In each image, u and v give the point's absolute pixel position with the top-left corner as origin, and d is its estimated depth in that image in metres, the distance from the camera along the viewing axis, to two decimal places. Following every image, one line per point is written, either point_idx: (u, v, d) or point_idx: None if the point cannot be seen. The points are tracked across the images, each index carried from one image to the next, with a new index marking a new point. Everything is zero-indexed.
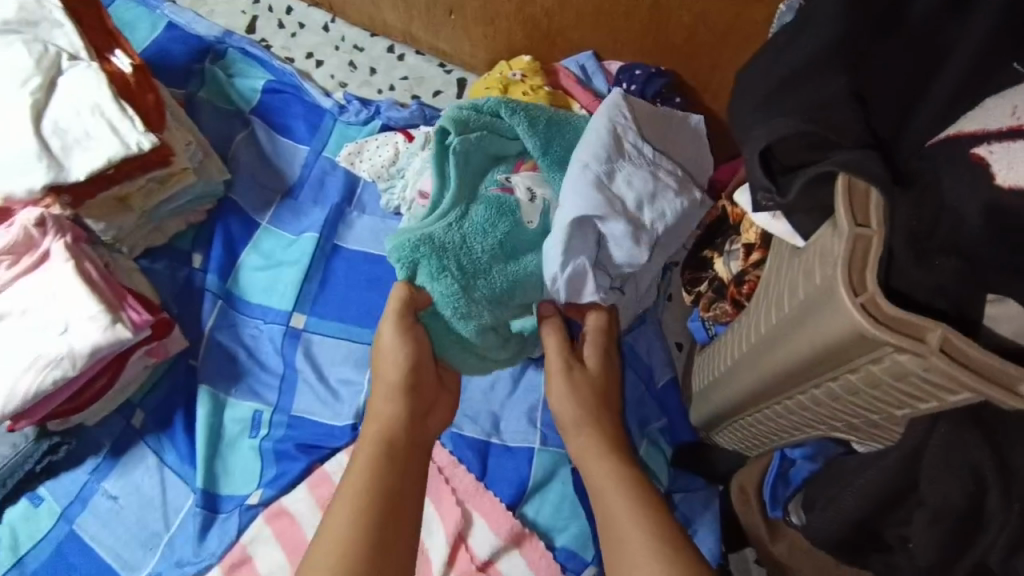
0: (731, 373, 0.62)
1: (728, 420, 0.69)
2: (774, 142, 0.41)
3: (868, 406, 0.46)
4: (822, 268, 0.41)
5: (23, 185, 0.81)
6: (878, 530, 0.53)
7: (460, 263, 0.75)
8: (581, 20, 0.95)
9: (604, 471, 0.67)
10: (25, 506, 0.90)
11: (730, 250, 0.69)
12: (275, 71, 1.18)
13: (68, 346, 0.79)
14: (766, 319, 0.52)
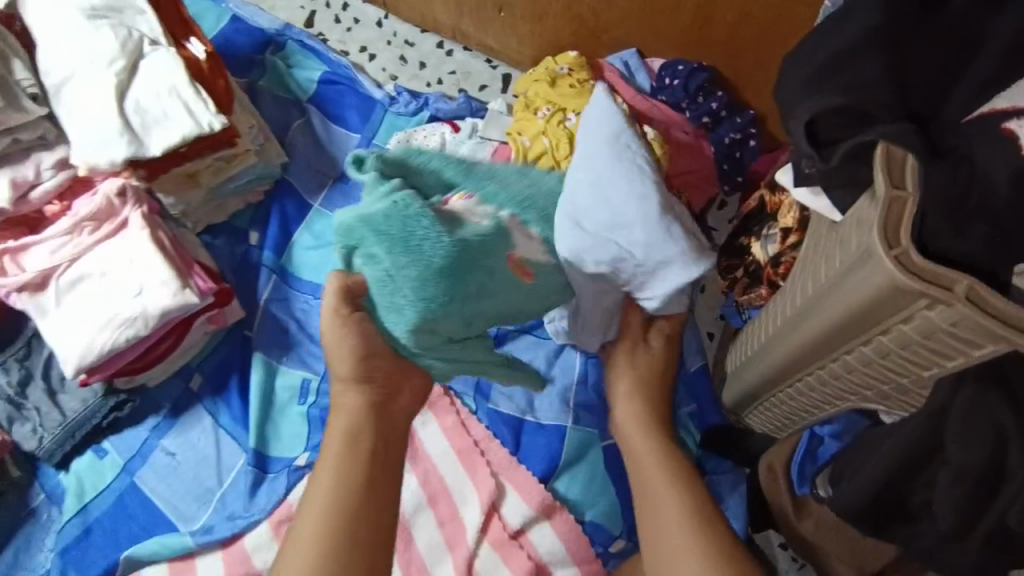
0: (763, 350, 0.66)
1: (759, 399, 0.72)
2: (816, 117, 0.44)
3: (898, 369, 0.50)
4: (859, 235, 0.45)
5: (106, 157, 0.87)
6: (905, 495, 0.56)
7: (393, 246, 0.62)
8: (627, 18, 0.99)
9: (648, 444, 0.75)
10: (91, 458, 0.96)
11: (767, 234, 0.72)
12: (330, 63, 1.24)
13: (142, 306, 0.85)
14: (800, 293, 0.56)
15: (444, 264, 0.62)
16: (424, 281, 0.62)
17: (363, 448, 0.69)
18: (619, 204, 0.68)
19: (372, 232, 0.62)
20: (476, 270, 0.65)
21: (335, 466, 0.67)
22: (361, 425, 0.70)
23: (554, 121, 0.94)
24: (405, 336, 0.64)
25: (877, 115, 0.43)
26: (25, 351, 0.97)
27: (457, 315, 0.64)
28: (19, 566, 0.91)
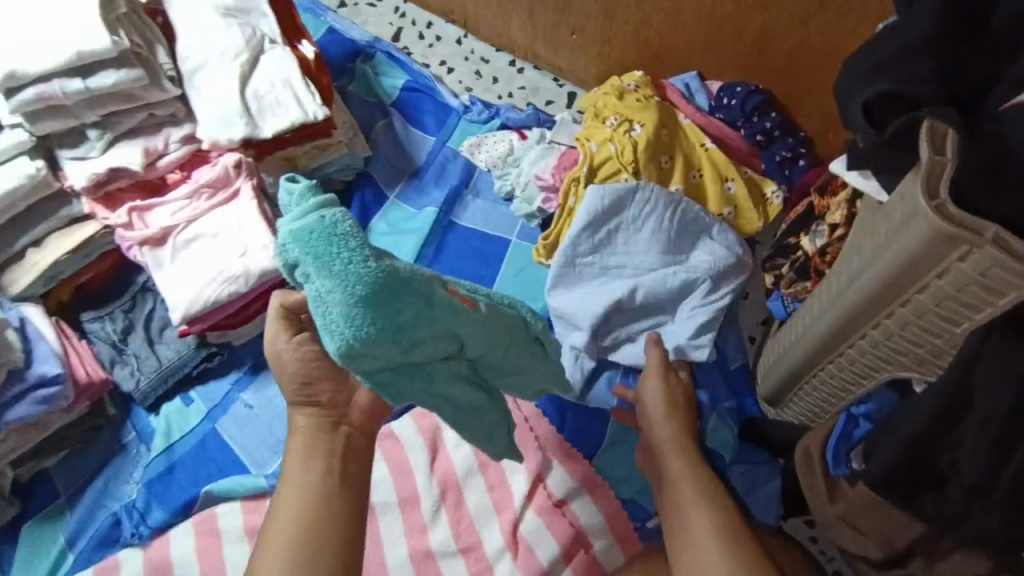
0: (806, 330, 0.76)
1: (802, 378, 0.83)
2: (870, 102, 0.55)
3: (934, 326, 0.62)
4: (904, 202, 0.57)
5: (226, 135, 0.99)
6: (935, 453, 0.62)
7: (321, 263, 0.60)
8: (689, 44, 1.10)
9: (680, 464, 0.85)
10: (179, 404, 1.06)
11: (815, 230, 0.82)
12: (412, 74, 1.38)
13: (245, 266, 0.96)
14: (841, 272, 0.68)
15: (373, 288, 0.61)
16: (349, 305, 0.61)
17: (316, 467, 0.73)
18: (622, 285, 1.01)
19: (302, 254, 0.61)
20: (409, 295, 0.64)
21: (296, 483, 0.72)
22: (314, 445, 0.74)
23: (621, 130, 1.03)
24: (338, 357, 0.63)
25: (925, 100, 0.53)
26: (130, 303, 1.08)
27: (390, 340, 0.64)
28: (108, 494, 1.00)
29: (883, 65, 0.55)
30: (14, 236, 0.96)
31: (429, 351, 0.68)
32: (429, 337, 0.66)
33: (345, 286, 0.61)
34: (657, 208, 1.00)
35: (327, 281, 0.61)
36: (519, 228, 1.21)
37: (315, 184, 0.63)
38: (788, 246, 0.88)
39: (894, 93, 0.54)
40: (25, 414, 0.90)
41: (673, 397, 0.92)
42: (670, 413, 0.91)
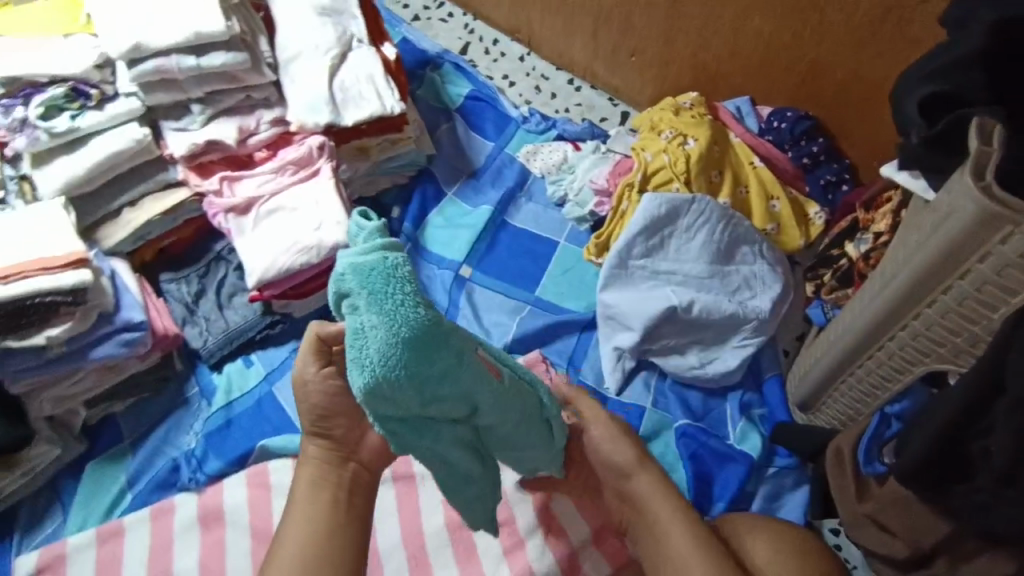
0: (847, 329, 0.84)
1: (841, 376, 0.90)
2: (930, 98, 0.67)
3: (970, 314, 0.70)
4: (951, 192, 0.65)
5: (313, 120, 1.08)
6: (964, 441, 0.66)
7: (375, 301, 0.59)
8: (743, 71, 1.18)
9: (669, 509, 0.78)
10: (240, 365, 1.13)
11: (859, 238, 1.00)
12: (476, 84, 1.47)
13: (319, 239, 1.04)
14: (885, 271, 0.76)
15: (415, 338, 0.60)
16: (390, 346, 0.59)
17: (324, 499, 0.74)
18: (672, 293, 1.07)
19: (358, 288, 0.59)
20: (445, 351, 0.63)
21: (301, 514, 0.73)
22: (322, 477, 0.75)
23: (675, 143, 1.11)
24: (360, 391, 0.62)
25: (975, 100, 0.66)
26: (204, 269, 1.16)
27: (413, 390, 0.63)
28: (168, 442, 1.07)
29: (940, 73, 0.67)
30: (114, 196, 1.05)
31: (443, 411, 0.67)
32: (448, 397, 0.66)
33: (390, 330, 0.59)
34: (709, 220, 1.07)
35: (374, 322, 0.59)
36: (568, 231, 1.28)
37: (385, 223, 0.61)
38: (830, 257, 1.06)
39: (946, 94, 0.67)
40: (110, 354, 0.96)
41: (634, 447, 0.83)
42: (638, 463, 0.82)
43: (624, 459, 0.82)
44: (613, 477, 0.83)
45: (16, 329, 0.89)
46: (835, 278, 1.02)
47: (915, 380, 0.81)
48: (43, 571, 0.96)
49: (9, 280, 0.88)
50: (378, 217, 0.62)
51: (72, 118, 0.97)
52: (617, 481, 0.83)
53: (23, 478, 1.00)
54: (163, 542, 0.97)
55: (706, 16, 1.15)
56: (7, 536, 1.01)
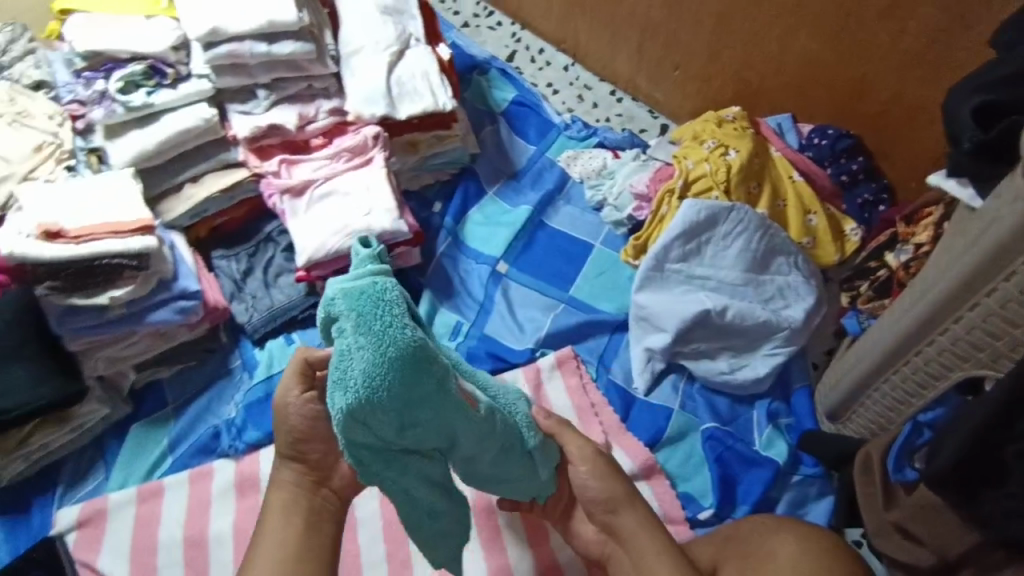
0: (882, 336, 0.86)
1: (874, 383, 0.91)
2: (982, 105, 0.70)
3: (1012, 317, 0.72)
4: (1004, 194, 0.68)
5: (369, 111, 1.13)
6: (999, 445, 0.68)
7: (364, 323, 0.61)
8: (787, 89, 1.21)
9: (655, 546, 0.80)
10: (281, 342, 1.16)
11: (899, 249, 1.05)
12: (521, 89, 1.51)
13: (368, 224, 1.08)
14: (927, 277, 0.79)
15: (403, 366, 0.63)
16: (374, 368, 0.62)
17: (296, 523, 0.78)
18: (700, 298, 1.10)
19: (352, 310, 0.62)
20: (427, 378, 0.66)
21: (273, 539, 0.77)
22: (295, 501, 0.79)
23: (717, 153, 1.14)
24: (340, 410, 0.65)
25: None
26: (253, 249, 1.21)
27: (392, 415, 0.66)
28: (210, 411, 1.11)
29: (994, 83, 0.70)
30: (177, 171, 1.10)
31: (416, 436, 0.70)
32: (423, 423, 0.69)
33: (375, 353, 0.62)
34: (747, 229, 1.10)
35: (360, 344, 0.62)
36: (605, 235, 1.31)
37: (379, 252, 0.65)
38: (867, 270, 1.11)
39: (997, 103, 0.69)
40: (165, 319, 1.01)
41: (622, 483, 0.85)
42: (627, 497, 0.84)
43: (609, 495, 0.84)
44: (595, 511, 0.85)
45: (83, 287, 0.95)
46: (871, 289, 1.08)
47: (950, 386, 0.82)
48: (85, 524, 0.99)
49: (79, 241, 0.93)
50: (378, 245, 0.66)
51: (148, 95, 1.03)
52: (601, 513, 0.85)
53: (72, 434, 1.04)
54: (200, 503, 1.01)
55: (755, 33, 1.18)
56: (52, 488, 1.05)
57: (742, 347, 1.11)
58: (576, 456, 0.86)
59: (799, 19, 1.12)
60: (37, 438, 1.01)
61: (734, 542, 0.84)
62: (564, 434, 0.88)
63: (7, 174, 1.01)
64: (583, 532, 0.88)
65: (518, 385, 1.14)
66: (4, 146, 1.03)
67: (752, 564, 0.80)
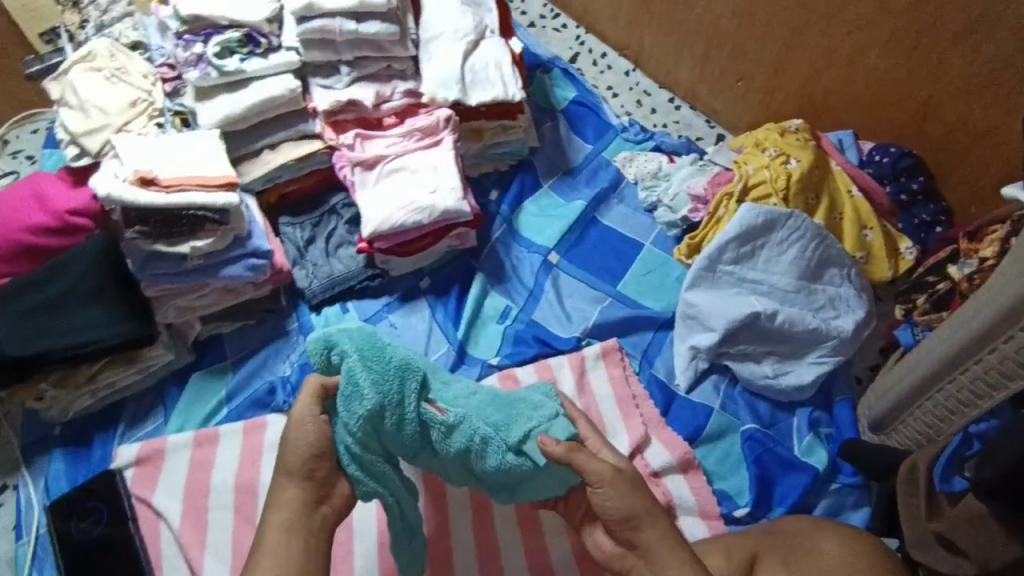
0: (940, 344, 0.88)
1: (927, 392, 0.93)
2: None
3: None
4: None
5: (442, 94, 1.17)
6: None
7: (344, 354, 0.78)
8: (852, 106, 1.24)
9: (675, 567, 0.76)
10: (337, 310, 1.21)
11: (964, 261, 1.03)
12: (581, 90, 1.51)
13: (433, 202, 1.12)
14: (993, 285, 0.80)
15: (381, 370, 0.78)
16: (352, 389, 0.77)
17: (295, 542, 0.77)
18: (744, 304, 1.12)
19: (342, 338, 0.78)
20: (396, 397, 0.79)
21: (271, 557, 0.75)
22: (296, 519, 0.78)
23: (778, 161, 1.19)
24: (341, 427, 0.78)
25: None
26: (318, 219, 1.24)
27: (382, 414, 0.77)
28: (266, 367, 1.15)
29: None
30: (256, 138, 1.15)
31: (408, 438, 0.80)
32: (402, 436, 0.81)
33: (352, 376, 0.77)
34: (803, 237, 1.12)
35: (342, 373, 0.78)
36: (656, 235, 1.32)
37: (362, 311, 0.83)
38: (924, 283, 1.08)
39: None
40: (237, 274, 1.07)
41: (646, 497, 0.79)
42: (651, 513, 0.79)
43: (631, 512, 0.78)
44: (616, 527, 0.80)
45: (167, 236, 1.01)
46: (927, 301, 1.05)
47: (1006, 398, 0.83)
48: (142, 462, 1.04)
49: (169, 190, 0.99)
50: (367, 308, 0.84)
51: (241, 61, 1.10)
52: (622, 529, 0.80)
53: (137, 375, 1.10)
54: (253, 453, 1.06)
55: (823, 48, 1.21)
56: (113, 426, 1.10)
57: (789, 352, 1.12)
58: (594, 476, 0.78)
59: (868, 38, 1.14)
60: (104, 376, 1.07)
61: (777, 536, 0.84)
62: (579, 454, 0.79)
63: (103, 124, 1.06)
64: (600, 539, 0.86)
65: (563, 371, 1.16)
66: (102, 98, 1.08)
67: (799, 560, 0.80)
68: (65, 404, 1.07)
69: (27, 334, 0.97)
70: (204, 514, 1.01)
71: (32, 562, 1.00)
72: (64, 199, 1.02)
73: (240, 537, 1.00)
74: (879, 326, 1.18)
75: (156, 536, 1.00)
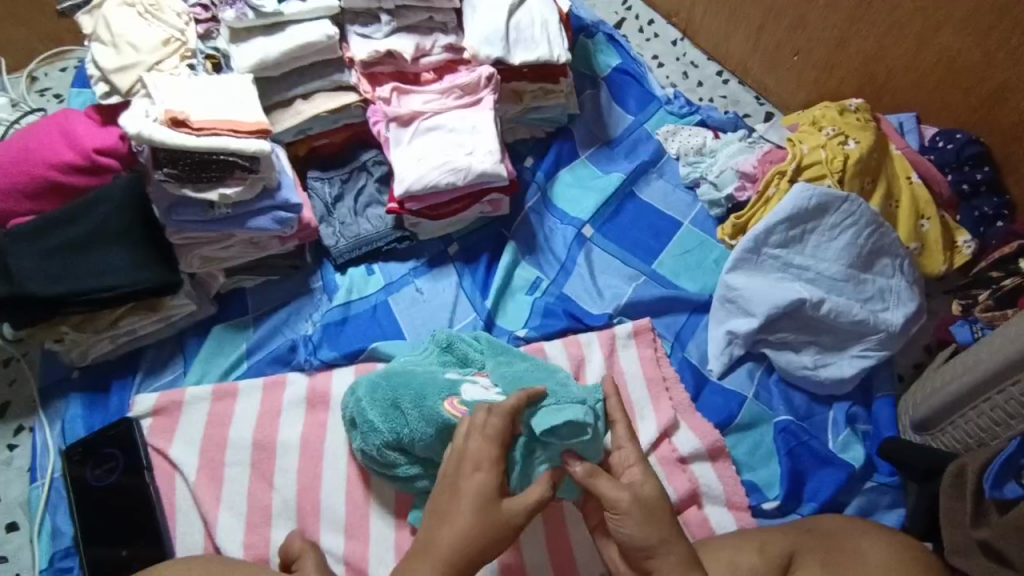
0: (1014, 338, 0.84)
1: (987, 392, 0.89)
2: None
3: None
4: None
5: (485, 51, 1.11)
6: None
7: (376, 390, 0.94)
8: (917, 88, 1.17)
9: None
10: (362, 272, 1.17)
11: None
12: (626, 57, 1.41)
13: (470, 163, 1.08)
14: None
15: (405, 391, 0.91)
16: (382, 412, 0.92)
17: None
18: (785, 292, 1.07)
19: (367, 380, 0.96)
20: (415, 408, 0.89)
21: None
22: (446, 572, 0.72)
23: (835, 141, 1.15)
24: (374, 448, 0.92)
25: None
26: (347, 175, 1.20)
27: (409, 430, 0.89)
28: (288, 325, 1.12)
29: None
30: (290, 86, 1.11)
31: (430, 440, 0.88)
32: (428, 439, 0.88)
33: (389, 402, 0.92)
34: (857, 223, 1.08)
35: (377, 402, 0.93)
36: (696, 214, 1.25)
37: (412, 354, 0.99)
38: (988, 279, 1.07)
39: None
40: (265, 227, 1.04)
41: (668, 524, 0.76)
42: (667, 542, 0.75)
43: (660, 539, 0.75)
44: (633, 556, 0.76)
45: (196, 181, 0.98)
46: (991, 298, 1.02)
47: None
48: (160, 412, 1.03)
49: (200, 133, 0.95)
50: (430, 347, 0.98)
51: (279, 3, 1.05)
52: (638, 557, 0.76)
53: (159, 324, 1.08)
54: (272, 410, 1.03)
55: (892, 22, 1.13)
56: (131, 373, 1.08)
57: (833, 343, 1.08)
58: (613, 503, 0.76)
59: (946, 13, 1.07)
60: (125, 322, 1.05)
61: (817, 534, 0.81)
62: (598, 478, 0.77)
63: (135, 61, 1.02)
64: (616, 560, 0.81)
65: (592, 349, 1.10)
66: (134, 34, 1.04)
67: (842, 561, 0.77)
68: (84, 348, 1.05)
69: (48, 274, 0.94)
70: (220, 468, 0.99)
71: (46, 506, 0.99)
72: (92, 137, 0.99)
73: (256, 495, 0.98)
74: (929, 322, 1.13)
75: (171, 487, 0.99)
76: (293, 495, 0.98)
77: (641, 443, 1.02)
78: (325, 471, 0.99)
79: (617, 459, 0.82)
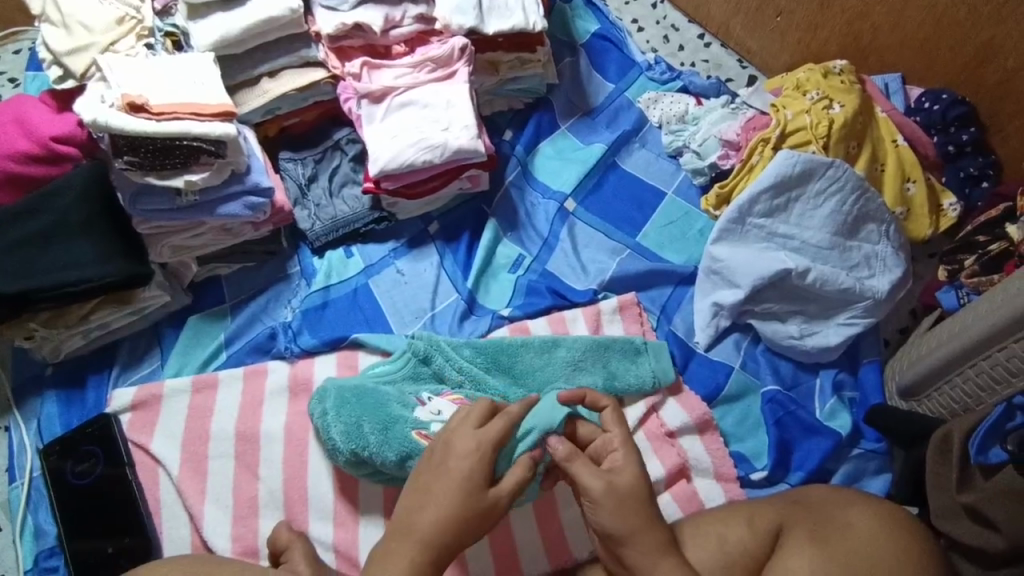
0: (1001, 306, 0.84)
1: (971, 359, 0.89)
2: None
3: None
4: None
5: (457, 20, 1.06)
6: None
7: (341, 404, 0.93)
8: (901, 47, 1.15)
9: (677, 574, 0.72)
10: (340, 255, 1.14)
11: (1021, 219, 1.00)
12: (605, 22, 1.36)
13: (446, 140, 1.04)
14: None
15: (372, 415, 0.91)
16: (345, 428, 0.91)
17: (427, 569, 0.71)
18: (769, 262, 1.05)
19: (333, 394, 0.94)
20: (381, 434, 0.90)
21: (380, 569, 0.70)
22: (423, 558, 0.71)
23: (820, 106, 1.12)
24: (342, 461, 0.92)
25: None
26: (320, 155, 1.15)
27: (372, 452, 0.89)
28: (267, 312, 1.10)
29: None
30: (254, 63, 1.06)
31: (397, 464, 0.89)
32: (394, 462, 0.89)
33: (351, 422, 0.91)
34: (843, 190, 1.06)
35: (342, 419, 0.92)
36: (679, 183, 1.23)
37: (382, 373, 0.98)
38: (975, 243, 1.06)
39: None
40: (235, 213, 1.00)
41: (647, 513, 0.74)
42: (653, 525, 0.74)
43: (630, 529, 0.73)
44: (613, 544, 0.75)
45: (159, 168, 0.94)
46: (977, 263, 1.02)
47: None
48: (139, 407, 1.01)
49: (160, 118, 0.91)
50: (394, 367, 0.99)
51: None
52: (619, 548, 0.75)
53: (132, 317, 1.05)
54: (254, 400, 1.02)
55: None
56: (107, 368, 1.05)
57: (819, 311, 1.07)
58: (590, 496, 0.75)
59: None
60: (98, 316, 1.02)
61: (804, 507, 0.80)
62: (582, 464, 0.77)
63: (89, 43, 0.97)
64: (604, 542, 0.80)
65: (578, 328, 1.08)
66: (85, 13, 0.98)
67: (829, 535, 0.76)
68: (56, 344, 1.02)
69: (10, 270, 0.91)
70: (204, 461, 0.98)
71: (27, 505, 0.97)
72: (47, 124, 0.94)
73: (241, 486, 0.97)
74: (915, 287, 1.13)
75: (154, 483, 0.97)
76: (278, 485, 0.97)
77: (629, 420, 1.00)
78: (310, 459, 0.98)
79: (601, 444, 0.80)
